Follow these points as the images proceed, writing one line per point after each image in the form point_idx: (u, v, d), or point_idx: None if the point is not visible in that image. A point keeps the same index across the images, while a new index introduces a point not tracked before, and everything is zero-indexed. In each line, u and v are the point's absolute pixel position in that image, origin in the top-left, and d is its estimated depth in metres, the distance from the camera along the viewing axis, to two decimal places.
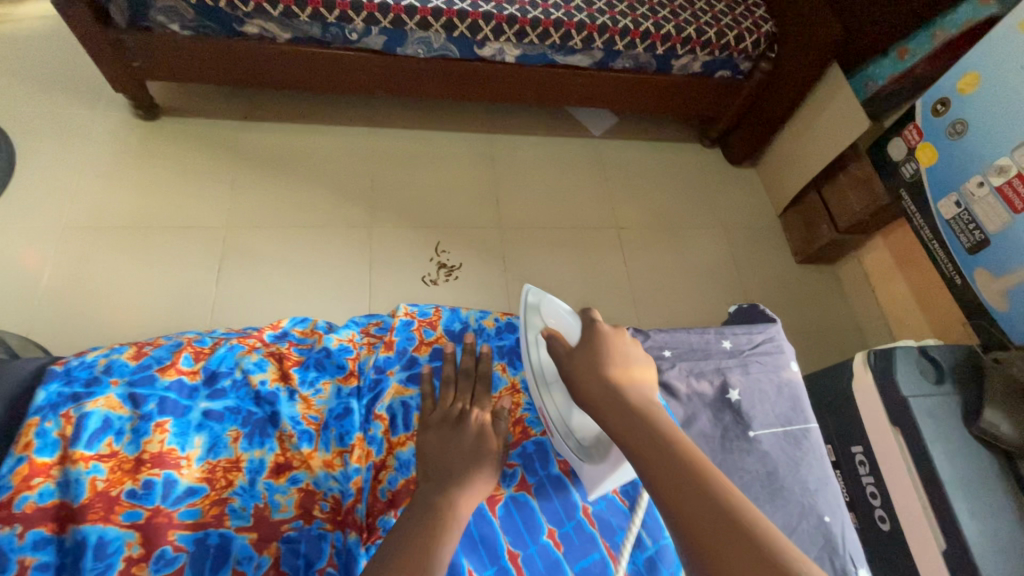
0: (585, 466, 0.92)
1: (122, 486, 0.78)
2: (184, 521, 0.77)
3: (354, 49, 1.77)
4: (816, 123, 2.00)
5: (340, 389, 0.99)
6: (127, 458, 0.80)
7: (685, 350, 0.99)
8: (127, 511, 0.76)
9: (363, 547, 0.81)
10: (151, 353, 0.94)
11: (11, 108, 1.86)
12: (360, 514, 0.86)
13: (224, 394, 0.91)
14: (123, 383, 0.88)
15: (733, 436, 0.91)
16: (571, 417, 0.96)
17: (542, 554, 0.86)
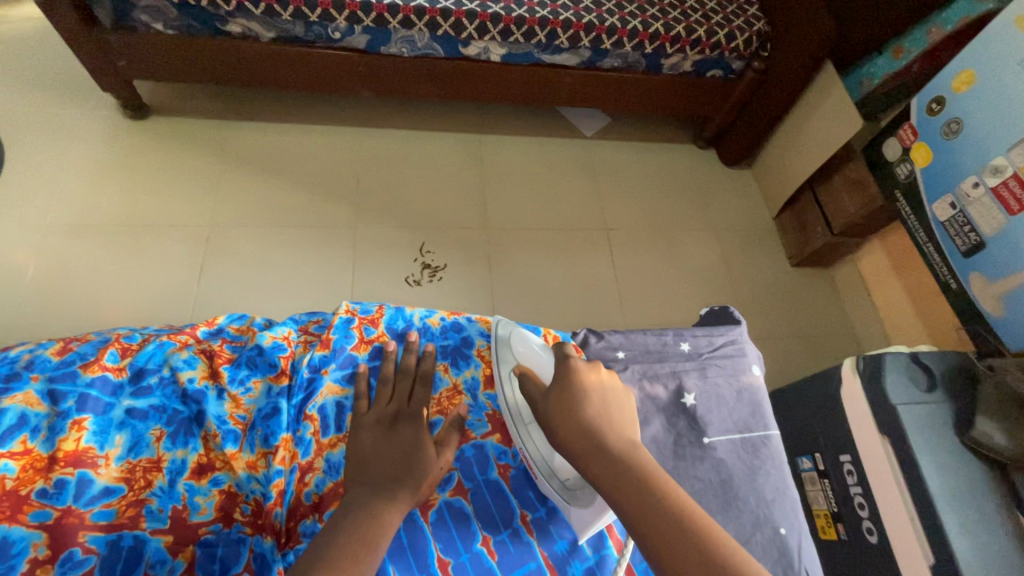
0: (574, 510, 0.90)
1: (33, 486, 0.77)
2: (97, 523, 0.77)
3: (337, 48, 1.76)
4: (810, 123, 1.96)
5: (271, 388, 0.96)
6: (40, 456, 0.80)
7: (640, 353, 0.96)
8: (36, 510, 0.76)
9: (279, 554, 0.81)
10: (76, 350, 0.93)
11: (4, 108, 1.88)
12: (279, 518, 0.84)
13: (149, 392, 0.90)
14: (44, 378, 0.87)
15: (686, 442, 0.87)
16: (551, 457, 0.93)
17: (474, 562, 0.86)
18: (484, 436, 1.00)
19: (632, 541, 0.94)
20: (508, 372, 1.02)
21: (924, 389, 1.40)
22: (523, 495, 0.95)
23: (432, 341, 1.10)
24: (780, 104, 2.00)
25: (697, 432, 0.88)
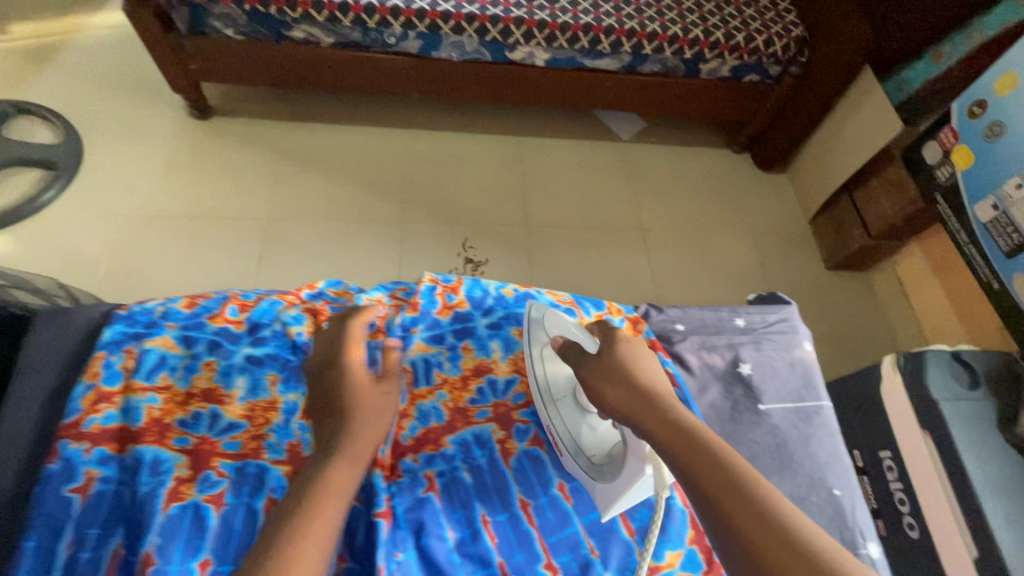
0: (599, 485, 0.91)
1: (174, 416, 0.91)
2: (226, 451, 0.89)
3: (391, 53, 1.86)
4: (847, 128, 2.00)
5: (369, 342, 1.06)
6: (179, 392, 0.94)
7: (697, 326, 1.09)
8: (177, 437, 0.89)
9: (384, 482, 0.91)
10: (202, 303, 1.05)
11: (85, 108, 2.04)
12: (383, 454, 0.94)
13: (265, 342, 1.02)
14: (177, 327, 1.00)
15: (743, 408, 0.98)
16: (579, 435, 0.96)
17: (552, 505, 0.94)
18: None
19: None
20: (542, 351, 1.02)
21: (968, 387, 1.40)
22: None
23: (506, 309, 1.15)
24: (816, 107, 2.04)
25: (754, 399, 0.99)
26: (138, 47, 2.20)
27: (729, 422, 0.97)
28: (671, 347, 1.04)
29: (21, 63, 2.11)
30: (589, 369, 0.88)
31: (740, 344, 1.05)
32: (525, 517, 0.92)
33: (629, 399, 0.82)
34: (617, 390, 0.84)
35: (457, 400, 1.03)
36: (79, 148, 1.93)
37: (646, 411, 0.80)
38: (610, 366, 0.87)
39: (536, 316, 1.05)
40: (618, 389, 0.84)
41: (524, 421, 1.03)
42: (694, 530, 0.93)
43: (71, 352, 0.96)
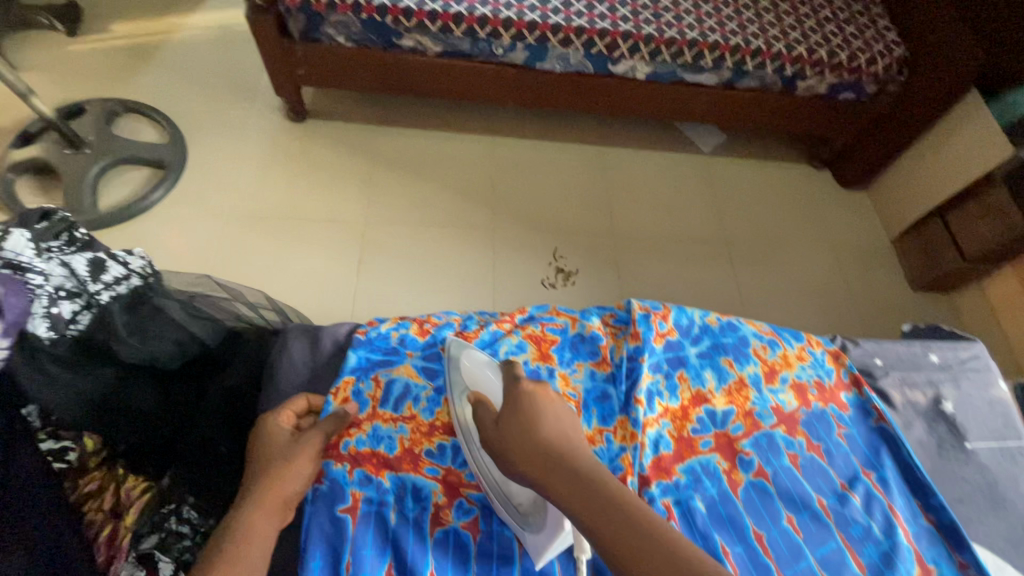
0: (528, 537, 0.63)
1: (423, 444, 0.71)
2: (475, 479, 0.69)
3: (495, 63, 1.85)
4: (943, 151, 1.88)
5: (593, 374, 0.79)
6: (425, 421, 0.73)
7: (895, 358, 0.85)
8: (430, 464, 0.69)
9: (702, 499, 0.70)
10: (434, 331, 0.83)
11: (179, 104, 2.03)
12: (665, 497, 0.69)
13: None
14: (418, 356, 0.80)
15: (951, 447, 0.78)
16: (506, 483, 0.66)
17: (827, 556, 0.67)
18: (772, 427, 0.76)
19: (916, 527, 0.72)
20: (462, 397, 0.71)
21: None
22: (817, 481, 0.73)
23: (759, 346, 0.83)
24: (912, 128, 1.93)
25: (960, 439, 0.79)
26: (233, 46, 2.20)
27: (934, 463, 0.77)
28: (871, 385, 0.82)
29: (118, 60, 2.09)
30: (512, 433, 0.59)
31: (938, 379, 0.83)
32: (803, 535, 0.69)
33: (541, 460, 0.56)
34: (532, 455, 0.56)
35: (679, 429, 0.75)
36: (182, 144, 1.92)
37: (560, 476, 0.54)
38: (537, 438, 0.57)
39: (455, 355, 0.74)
40: (533, 454, 0.56)
41: (747, 450, 0.74)
42: (921, 564, 0.68)
43: (304, 372, 0.78)
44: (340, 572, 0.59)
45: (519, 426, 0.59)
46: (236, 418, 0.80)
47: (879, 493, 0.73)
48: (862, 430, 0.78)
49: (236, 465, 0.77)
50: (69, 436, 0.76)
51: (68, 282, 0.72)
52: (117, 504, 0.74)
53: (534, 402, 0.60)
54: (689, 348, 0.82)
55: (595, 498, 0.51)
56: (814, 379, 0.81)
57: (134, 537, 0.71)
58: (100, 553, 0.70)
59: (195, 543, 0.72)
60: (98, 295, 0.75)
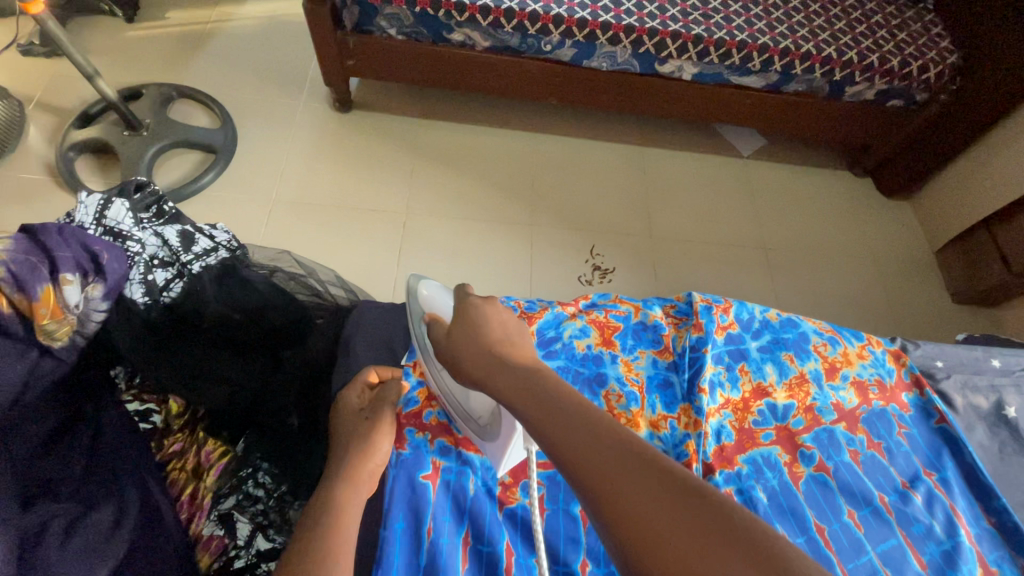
0: (488, 446, 0.65)
1: None
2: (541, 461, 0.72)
3: (541, 59, 1.87)
4: (996, 163, 1.84)
5: (655, 361, 0.80)
6: None
7: (957, 361, 0.84)
8: None
9: (763, 489, 0.71)
10: None
11: (231, 91, 2.09)
12: (728, 483, 0.70)
13: (556, 357, 0.79)
14: None
15: (1013, 453, 0.78)
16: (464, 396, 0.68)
17: (888, 552, 0.68)
18: (832, 423, 0.76)
19: (977, 529, 0.72)
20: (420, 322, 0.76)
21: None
22: (878, 478, 0.73)
23: (820, 342, 0.82)
24: (961, 139, 1.90)
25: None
26: (284, 37, 2.25)
27: (995, 466, 0.77)
28: (932, 386, 0.81)
29: (175, 46, 2.16)
30: (460, 340, 0.65)
31: (1000, 384, 0.82)
32: (864, 529, 0.69)
33: (485, 361, 0.60)
34: (479, 358, 0.61)
35: (741, 421, 0.75)
36: (233, 130, 1.98)
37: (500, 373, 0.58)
38: (482, 343, 0.62)
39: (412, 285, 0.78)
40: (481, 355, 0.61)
41: (808, 445, 0.74)
42: (983, 566, 0.69)
43: (377, 351, 0.81)
44: (422, 538, 0.61)
45: (468, 340, 0.64)
46: (310, 389, 0.84)
47: (940, 493, 0.73)
48: (923, 431, 0.78)
49: (306, 436, 0.81)
50: (155, 400, 0.81)
51: (163, 252, 0.79)
52: (198, 465, 0.76)
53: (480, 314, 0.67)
54: (750, 341, 0.81)
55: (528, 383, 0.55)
56: (875, 377, 0.80)
57: (214, 497, 0.74)
58: (183, 510, 0.73)
59: (269, 507, 0.76)
60: (189, 265, 0.81)
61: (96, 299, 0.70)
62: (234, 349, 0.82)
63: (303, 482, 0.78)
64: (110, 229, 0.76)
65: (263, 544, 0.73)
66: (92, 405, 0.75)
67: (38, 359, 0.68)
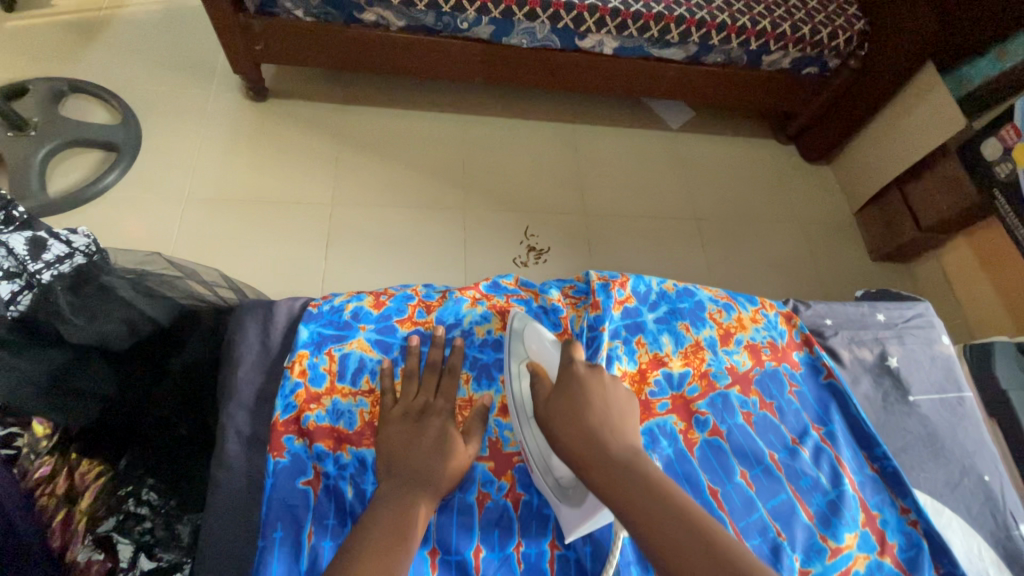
0: (565, 512, 0.63)
1: None
2: None
3: (460, 38, 1.81)
4: (901, 125, 1.92)
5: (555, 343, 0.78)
6: None
7: (846, 318, 0.87)
8: None
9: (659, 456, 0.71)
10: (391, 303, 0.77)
11: (129, 83, 1.94)
12: None
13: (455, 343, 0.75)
14: (373, 331, 0.74)
15: (895, 402, 0.81)
16: (548, 455, 0.65)
17: (776, 506, 0.71)
18: (726, 387, 0.78)
19: (861, 476, 0.75)
20: (522, 369, 0.71)
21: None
22: (769, 437, 0.76)
23: (715, 310, 0.83)
24: (871, 104, 1.97)
25: (904, 393, 0.82)
26: (186, 23, 2.10)
27: (879, 415, 0.80)
28: (820, 344, 0.84)
29: (64, 37, 1.98)
30: (560, 415, 0.60)
31: (884, 337, 0.86)
32: (754, 488, 0.72)
33: (588, 448, 0.57)
34: (581, 441, 0.57)
35: (637, 393, 0.75)
36: (135, 125, 1.84)
37: (604, 470, 0.55)
38: (585, 424, 0.58)
39: (518, 327, 0.73)
40: (582, 443, 0.57)
41: (702, 411, 0.75)
42: (865, 511, 0.73)
43: (261, 364, 0.69)
44: (303, 543, 0.59)
45: (568, 415, 0.59)
46: (197, 399, 0.79)
47: (826, 446, 0.76)
48: (812, 386, 0.80)
49: (199, 447, 0.77)
50: (19, 424, 0.72)
51: (7, 263, 0.69)
52: (71, 487, 0.71)
53: (587, 391, 0.60)
54: (647, 314, 0.81)
55: (637, 485, 0.54)
56: (767, 339, 0.82)
57: (91, 519, 0.69)
58: (54, 538, 0.68)
59: (156, 525, 0.71)
60: (40, 274, 0.71)
61: None
62: (108, 361, 0.75)
63: (195, 497, 0.73)
64: None
65: (148, 564, 0.68)
66: None
67: None
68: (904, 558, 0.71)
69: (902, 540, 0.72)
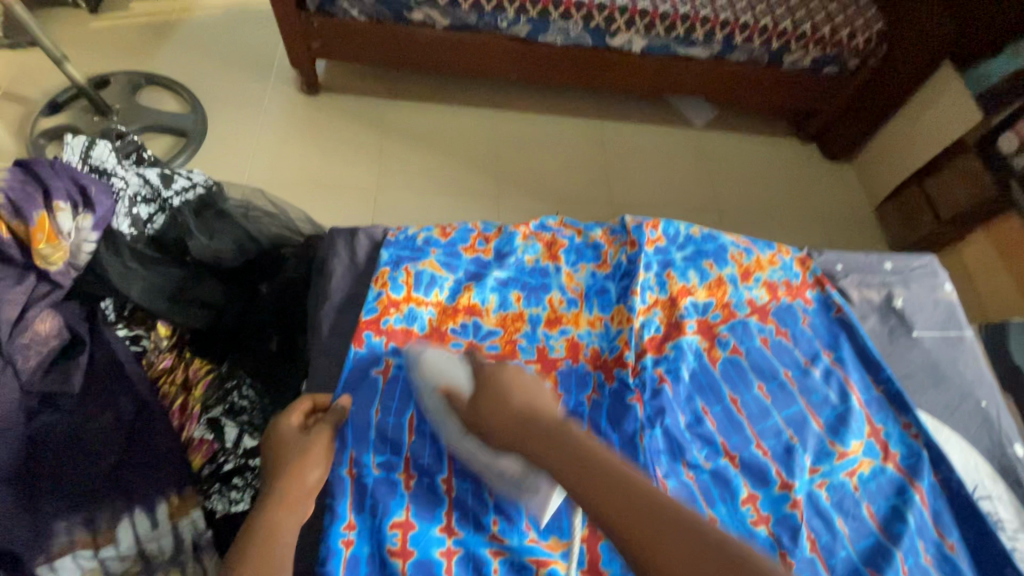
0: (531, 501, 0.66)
1: (449, 324, 0.81)
2: (492, 352, 0.80)
3: (499, 36, 1.96)
4: (920, 121, 1.98)
5: (594, 272, 0.89)
6: (448, 306, 0.82)
7: (857, 264, 0.97)
8: (455, 341, 0.79)
9: (686, 366, 0.81)
10: (455, 233, 0.90)
11: (198, 76, 2.13)
12: (648, 364, 0.79)
13: (510, 267, 0.87)
14: (441, 255, 0.86)
15: (899, 335, 0.91)
16: (493, 459, 0.67)
17: (789, 415, 0.81)
18: (746, 316, 0.88)
19: (868, 396, 0.85)
20: (432, 392, 0.71)
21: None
22: (784, 358, 0.85)
23: (735, 252, 0.94)
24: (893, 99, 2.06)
25: (908, 329, 0.91)
26: (250, 25, 2.30)
27: (884, 347, 0.90)
28: (832, 285, 0.94)
29: (140, 36, 2.18)
30: (489, 408, 0.64)
31: (890, 281, 0.95)
32: (769, 398, 0.82)
33: (517, 427, 0.62)
34: (508, 422, 0.62)
35: (668, 316, 0.85)
36: (201, 113, 2.02)
37: (537, 443, 0.59)
38: (510, 407, 0.63)
39: (416, 356, 0.73)
40: (512, 420, 0.62)
41: (724, 333, 0.85)
42: (870, 424, 0.82)
43: (350, 277, 0.83)
44: (376, 416, 0.73)
45: (494, 403, 0.64)
46: (287, 316, 0.92)
47: (836, 368, 0.86)
48: (824, 320, 0.90)
49: (286, 357, 0.90)
50: (141, 326, 0.87)
51: (145, 190, 0.87)
52: (186, 379, 0.86)
53: (505, 384, 0.65)
54: (676, 252, 0.92)
55: (556, 443, 0.58)
56: (783, 279, 0.92)
57: (203, 406, 0.83)
58: (174, 418, 0.83)
59: (254, 413, 0.85)
60: (171, 200, 0.89)
61: (86, 229, 0.77)
62: (215, 276, 0.89)
63: (283, 396, 0.86)
64: (96, 167, 0.85)
65: (250, 442, 0.82)
66: (90, 330, 0.82)
67: (35, 284, 0.77)
68: (907, 465, 0.79)
69: (905, 450, 0.81)
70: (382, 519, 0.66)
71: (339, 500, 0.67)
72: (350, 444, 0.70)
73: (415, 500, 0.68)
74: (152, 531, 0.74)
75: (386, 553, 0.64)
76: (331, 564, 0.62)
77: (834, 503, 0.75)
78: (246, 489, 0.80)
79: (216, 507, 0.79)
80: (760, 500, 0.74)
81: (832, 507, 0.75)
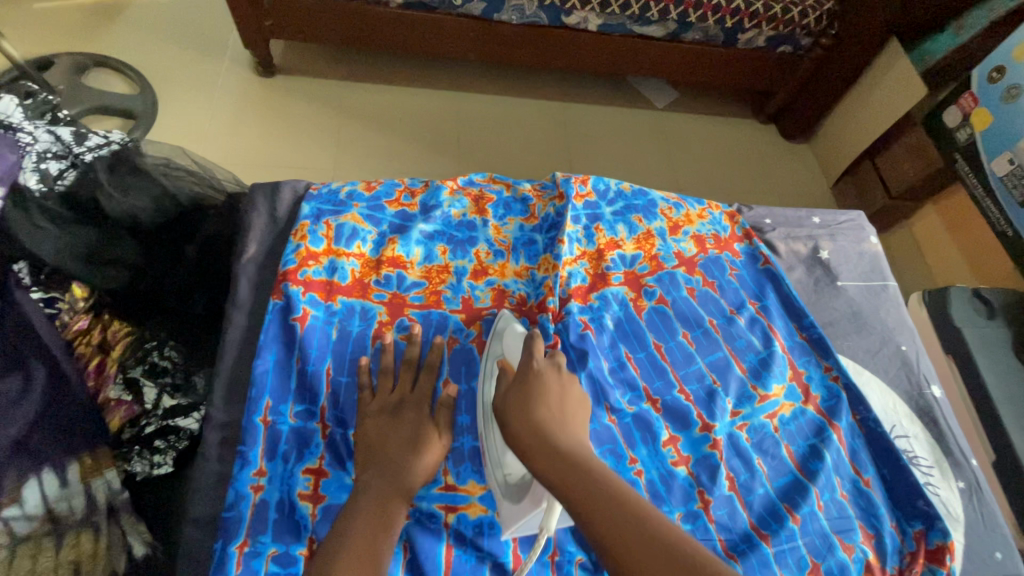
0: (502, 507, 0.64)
1: (371, 276, 0.79)
2: (416, 303, 0.79)
3: (455, 15, 1.94)
4: (868, 100, 2.00)
5: (523, 226, 0.90)
6: (370, 259, 0.81)
7: (786, 218, 0.99)
8: (377, 292, 0.79)
9: (610, 314, 0.82)
10: (380, 187, 0.90)
11: (149, 57, 2.07)
12: (573, 311, 0.79)
13: (436, 221, 0.86)
14: (366, 209, 0.85)
15: (826, 285, 0.92)
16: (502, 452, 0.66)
17: (710, 360, 0.82)
18: (673, 267, 0.88)
19: (791, 342, 0.86)
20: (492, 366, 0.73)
21: (984, 317, 1.11)
22: (710, 307, 0.86)
23: (664, 206, 0.95)
24: (840, 83, 2.06)
25: (835, 279, 0.93)
26: (206, 7, 2.25)
27: (810, 297, 0.92)
28: (761, 238, 0.95)
29: (88, 16, 2.11)
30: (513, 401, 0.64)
31: (817, 234, 0.97)
32: (692, 344, 0.82)
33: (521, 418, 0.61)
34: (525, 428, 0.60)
35: (595, 267, 0.85)
36: (151, 94, 1.97)
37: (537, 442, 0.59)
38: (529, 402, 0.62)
39: (500, 327, 0.75)
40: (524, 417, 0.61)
41: (651, 284, 0.86)
42: (792, 368, 0.83)
43: (271, 230, 0.82)
44: (292, 365, 0.71)
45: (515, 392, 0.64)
46: (212, 281, 0.91)
47: (760, 316, 0.87)
48: (751, 271, 0.91)
49: (212, 320, 0.89)
50: (57, 289, 0.81)
51: (56, 147, 0.86)
52: (104, 341, 0.83)
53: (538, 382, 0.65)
54: (605, 207, 0.92)
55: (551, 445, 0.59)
56: (711, 232, 0.93)
57: (121, 365, 0.82)
58: (89, 378, 0.81)
59: (177, 374, 0.84)
60: (83, 156, 0.87)
61: None
62: (134, 236, 0.86)
63: (210, 357, 0.87)
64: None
65: (170, 403, 0.81)
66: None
67: None
68: (826, 407, 0.81)
69: (824, 393, 0.82)
70: (296, 465, 0.65)
71: (250, 448, 0.65)
72: (263, 396, 0.68)
73: (330, 449, 0.67)
74: (62, 491, 0.72)
75: (296, 497, 0.63)
76: (237, 509, 0.62)
77: (754, 444, 0.76)
78: (169, 451, 0.80)
79: (135, 469, 0.79)
80: (681, 442, 0.75)
81: (751, 447, 0.76)
